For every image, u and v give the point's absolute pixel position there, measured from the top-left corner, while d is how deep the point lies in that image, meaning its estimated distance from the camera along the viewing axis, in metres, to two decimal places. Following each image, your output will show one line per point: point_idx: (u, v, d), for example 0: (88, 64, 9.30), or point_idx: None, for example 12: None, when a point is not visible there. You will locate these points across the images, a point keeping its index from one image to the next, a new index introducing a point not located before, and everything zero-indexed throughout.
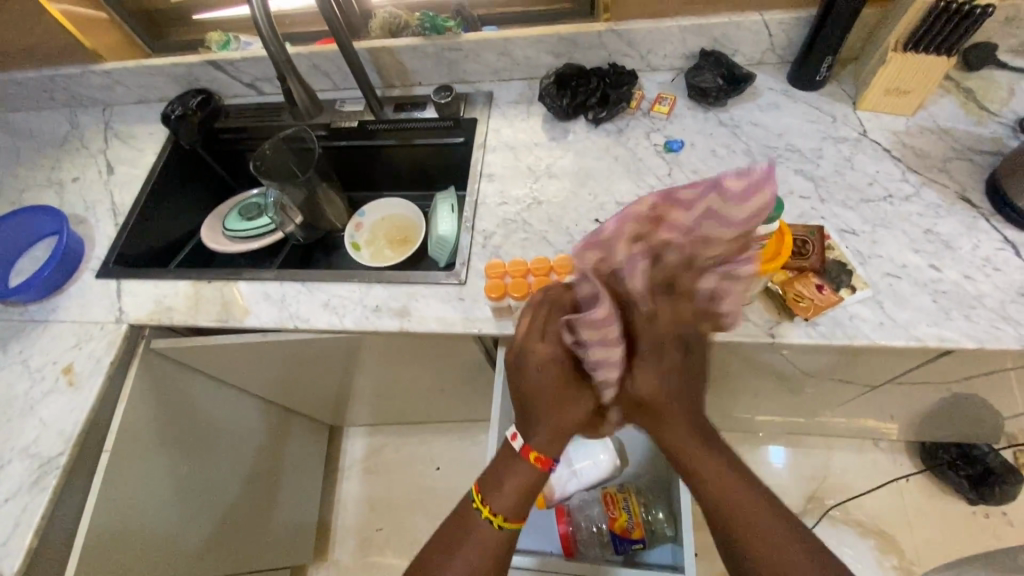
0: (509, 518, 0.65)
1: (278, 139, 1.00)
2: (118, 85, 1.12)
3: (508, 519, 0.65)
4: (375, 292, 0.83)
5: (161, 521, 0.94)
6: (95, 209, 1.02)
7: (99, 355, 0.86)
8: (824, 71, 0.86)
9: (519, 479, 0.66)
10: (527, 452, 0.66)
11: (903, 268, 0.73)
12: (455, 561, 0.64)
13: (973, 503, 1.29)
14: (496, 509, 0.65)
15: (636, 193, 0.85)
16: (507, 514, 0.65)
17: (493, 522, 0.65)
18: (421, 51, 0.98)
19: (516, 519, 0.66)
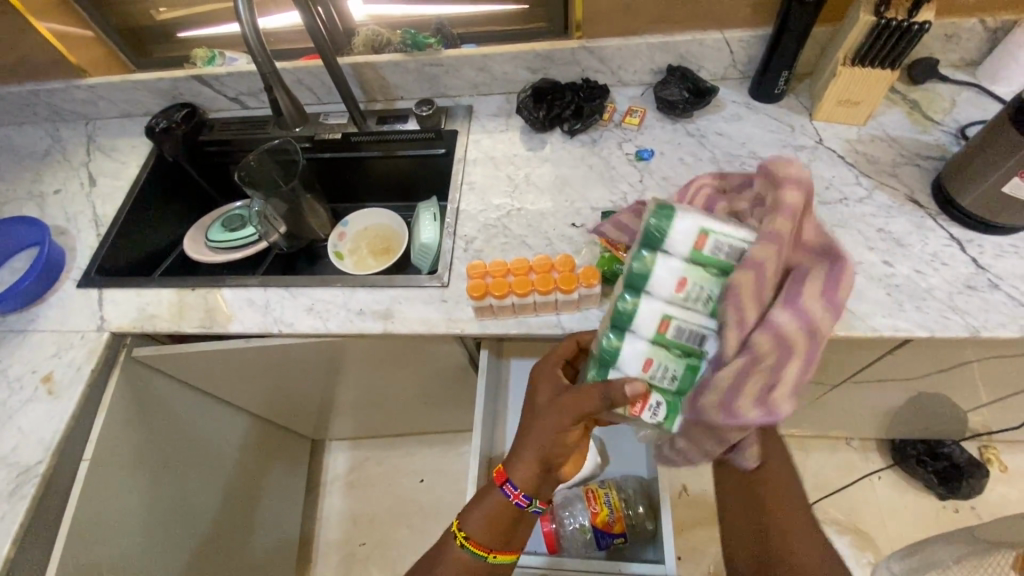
0: (468, 539, 0.68)
1: (263, 150, 1.03)
2: (101, 100, 1.14)
3: (467, 537, 0.68)
4: (360, 296, 0.85)
5: (143, 531, 0.93)
6: (77, 220, 1.02)
7: (79, 363, 0.86)
8: (782, 84, 0.92)
9: (486, 496, 0.69)
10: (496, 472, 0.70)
11: (859, 264, 0.77)
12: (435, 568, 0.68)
13: (942, 498, 1.34)
14: (462, 525, 0.69)
15: (610, 198, 0.89)
16: (465, 527, 0.68)
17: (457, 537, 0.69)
18: (402, 66, 1.02)
19: (473, 540, 0.67)
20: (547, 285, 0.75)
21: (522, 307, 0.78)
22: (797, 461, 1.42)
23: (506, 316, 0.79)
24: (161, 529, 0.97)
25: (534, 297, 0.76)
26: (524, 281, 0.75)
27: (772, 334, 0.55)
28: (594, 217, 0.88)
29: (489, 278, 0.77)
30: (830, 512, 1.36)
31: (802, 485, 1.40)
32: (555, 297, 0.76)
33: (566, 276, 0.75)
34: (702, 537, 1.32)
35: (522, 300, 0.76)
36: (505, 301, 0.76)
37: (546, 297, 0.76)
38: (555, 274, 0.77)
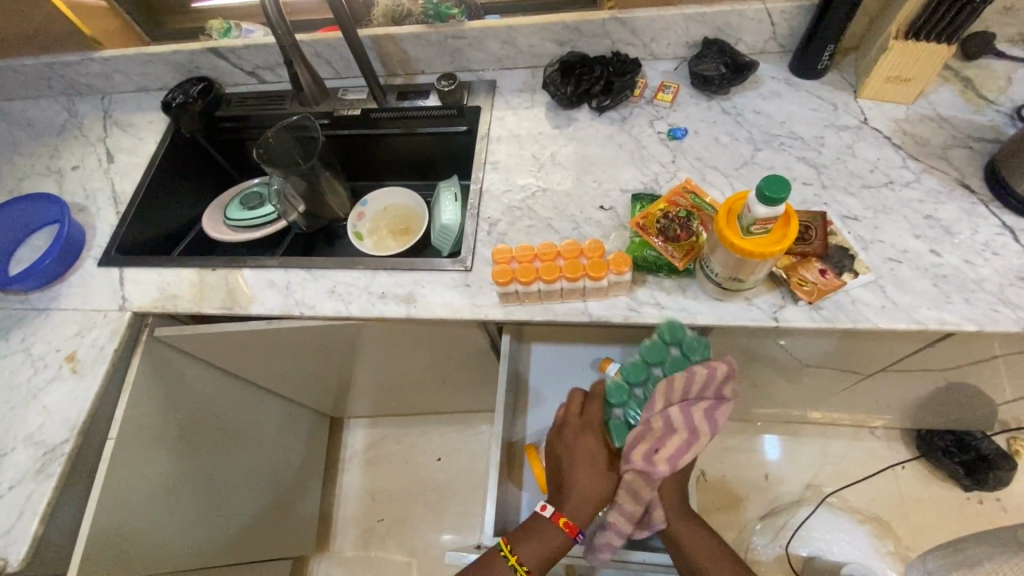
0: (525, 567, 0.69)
1: (281, 126, 1.00)
2: (117, 73, 1.11)
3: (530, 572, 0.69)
4: (381, 279, 0.83)
5: (168, 507, 0.95)
6: (96, 198, 1.01)
7: (102, 343, 0.86)
8: (826, 59, 0.87)
9: (548, 540, 0.71)
10: (557, 517, 0.71)
11: (905, 253, 0.74)
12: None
13: (967, 490, 1.32)
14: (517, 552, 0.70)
15: (640, 179, 0.86)
16: (532, 565, 0.70)
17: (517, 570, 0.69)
18: (423, 39, 0.98)
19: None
20: (576, 272, 0.72)
21: (548, 293, 0.75)
22: (818, 448, 1.41)
23: (532, 301, 0.77)
24: (185, 505, 0.99)
25: (562, 284, 0.74)
26: (552, 266, 0.73)
27: (674, 418, 0.69)
28: (623, 200, 0.84)
29: (515, 264, 0.74)
30: (850, 500, 1.34)
31: (822, 473, 1.38)
32: (584, 283, 0.73)
33: (596, 261, 0.72)
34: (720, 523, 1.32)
35: (550, 287, 0.74)
36: (533, 289, 0.74)
37: (575, 283, 0.73)
38: (585, 259, 0.74)
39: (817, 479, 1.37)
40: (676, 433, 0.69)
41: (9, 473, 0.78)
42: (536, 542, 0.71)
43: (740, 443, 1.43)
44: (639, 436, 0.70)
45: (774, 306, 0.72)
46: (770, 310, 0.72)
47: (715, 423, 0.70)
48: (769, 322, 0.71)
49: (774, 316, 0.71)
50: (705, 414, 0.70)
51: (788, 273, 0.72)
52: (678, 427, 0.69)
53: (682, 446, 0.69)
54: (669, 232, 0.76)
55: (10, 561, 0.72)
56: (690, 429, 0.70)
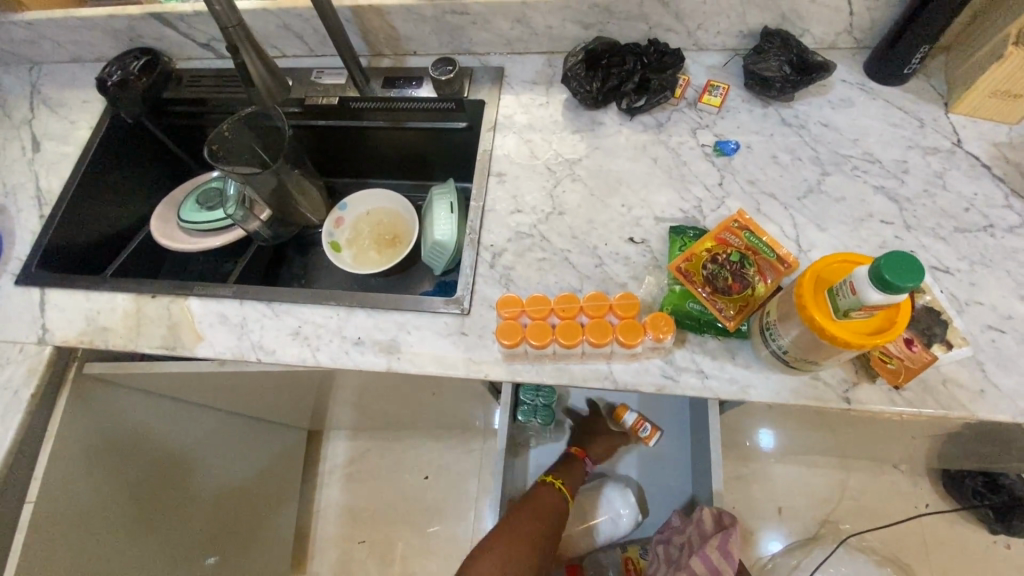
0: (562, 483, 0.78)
1: (238, 117, 0.81)
2: (44, 40, 0.92)
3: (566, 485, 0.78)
4: (358, 320, 0.68)
5: (112, 532, 0.83)
6: (16, 196, 0.84)
7: (16, 386, 0.70)
8: (916, 63, 0.70)
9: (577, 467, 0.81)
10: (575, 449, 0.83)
11: (1008, 320, 0.59)
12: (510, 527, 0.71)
13: (995, 533, 1.22)
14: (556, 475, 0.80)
15: (679, 205, 0.70)
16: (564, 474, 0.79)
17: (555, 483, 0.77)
18: (417, 13, 0.79)
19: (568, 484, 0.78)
20: (603, 336, 0.58)
21: (564, 355, 0.61)
22: (836, 482, 1.30)
23: (544, 363, 0.63)
24: (136, 527, 0.87)
25: (585, 347, 0.60)
26: (574, 326, 0.59)
27: (692, 570, 0.65)
28: (657, 231, 0.69)
29: (528, 320, 0.61)
30: (868, 541, 1.24)
31: (839, 509, 1.28)
32: (612, 346, 0.59)
33: (629, 323, 0.58)
34: None
35: (569, 350, 0.60)
36: (548, 352, 0.61)
37: (600, 348, 0.59)
38: (614, 317, 0.60)
39: (834, 515, 1.27)
40: None
41: None
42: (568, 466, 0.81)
43: (751, 473, 1.32)
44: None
45: (846, 384, 0.58)
46: (841, 389, 0.58)
47: (733, 559, 0.63)
48: (839, 405, 0.57)
49: (845, 397, 0.57)
50: (724, 555, 0.64)
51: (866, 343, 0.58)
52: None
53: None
54: (718, 282, 0.61)
55: None
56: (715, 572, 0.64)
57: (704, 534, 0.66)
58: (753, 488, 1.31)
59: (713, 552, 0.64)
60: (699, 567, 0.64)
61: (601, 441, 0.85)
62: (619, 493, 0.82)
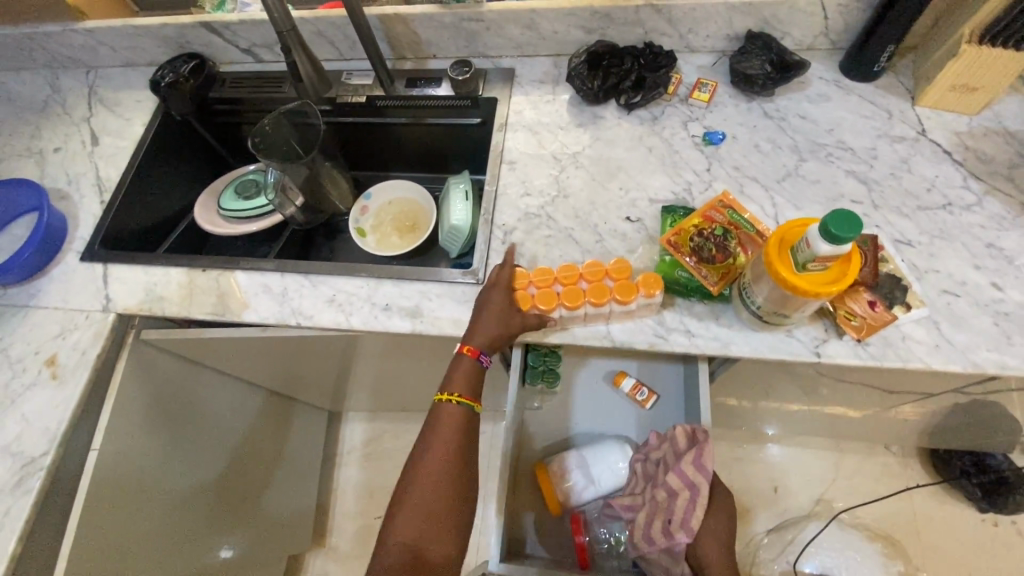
0: (462, 395, 0.68)
1: (278, 113, 0.91)
2: (102, 46, 1.02)
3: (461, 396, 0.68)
4: (385, 289, 0.77)
5: (151, 500, 0.90)
6: (79, 183, 0.94)
7: (84, 347, 0.80)
8: (884, 61, 0.78)
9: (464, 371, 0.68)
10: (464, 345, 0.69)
11: (963, 285, 0.67)
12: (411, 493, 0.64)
13: (983, 511, 1.28)
14: (450, 387, 0.68)
15: (671, 189, 0.78)
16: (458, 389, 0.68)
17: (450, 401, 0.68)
18: (437, 20, 0.89)
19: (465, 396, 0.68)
20: (602, 297, 0.66)
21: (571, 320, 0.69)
22: (831, 463, 1.36)
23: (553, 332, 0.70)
24: (171, 495, 0.94)
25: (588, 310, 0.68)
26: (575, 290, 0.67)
27: (669, 485, 0.69)
28: (652, 211, 0.77)
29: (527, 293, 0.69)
30: (861, 518, 1.30)
31: (833, 488, 1.34)
32: (610, 305, 0.67)
33: (623, 283, 0.67)
34: None
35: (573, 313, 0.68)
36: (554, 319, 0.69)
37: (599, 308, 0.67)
38: (609, 280, 0.68)
39: (828, 493, 1.33)
40: (677, 494, 0.68)
41: None
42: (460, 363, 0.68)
43: (747, 454, 1.39)
44: (649, 514, 0.69)
45: (816, 340, 0.66)
46: (812, 345, 0.66)
47: (706, 469, 0.67)
48: (810, 358, 0.65)
49: (815, 351, 0.65)
50: (699, 467, 0.67)
51: (834, 304, 0.66)
52: (678, 490, 0.68)
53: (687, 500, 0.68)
54: (704, 252, 0.68)
55: None
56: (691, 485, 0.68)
57: (679, 449, 0.71)
58: (750, 467, 1.37)
59: (689, 465, 0.68)
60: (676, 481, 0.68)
61: (482, 331, 0.67)
62: (617, 447, 0.84)
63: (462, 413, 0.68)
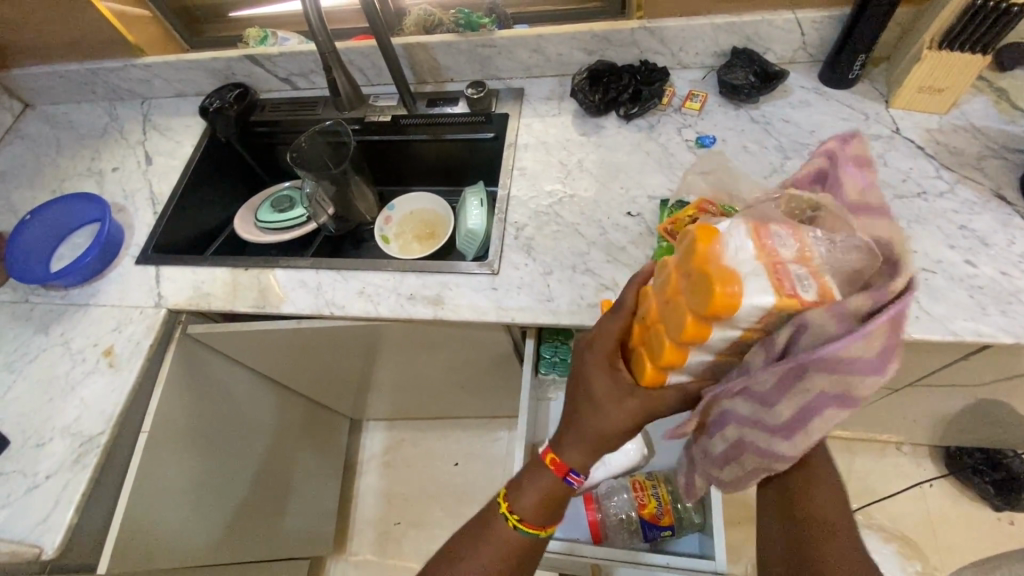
0: (522, 522, 0.62)
1: (313, 132, 1.03)
2: (157, 79, 1.15)
3: (523, 522, 0.62)
4: (409, 281, 0.85)
5: (185, 501, 0.94)
6: (134, 198, 1.05)
7: (138, 338, 0.88)
8: (858, 69, 0.87)
9: (544, 486, 0.62)
10: (545, 454, 0.63)
11: (939, 263, 0.73)
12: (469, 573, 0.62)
13: (999, 510, 1.28)
14: (513, 509, 0.63)
15: (667, 187, 0.86)
16: (523, 516, 0.62)
17: (508, 519, 0.63)
18: (454, 47, 1.00)
19: (534, 524, 0.63)
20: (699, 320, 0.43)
21: (733, 342, 0.46)
22: (843, 464, 1.37)
23: (773, 256, 0.42)
24: (204, 498, 0.99)
25: (742, 251, 0.42)
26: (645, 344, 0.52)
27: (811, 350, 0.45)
28: (650, 207, 0.85)
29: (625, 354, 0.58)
30: (876, 518, 1.31)
31: (847, 489, 1.35)
32: (708, 355, 0.48)
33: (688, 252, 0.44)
34: (741, 536, 1.30)
35: (750, 284, 0.40)
36: (758, 298, 0.40)
37: (709, 354, 0.47)
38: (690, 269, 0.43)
39: None
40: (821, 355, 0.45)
41: (48, 462, 0.80)
42: (528, 496, 0.62)
43: None
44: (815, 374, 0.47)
45: None
46: None
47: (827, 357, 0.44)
48: None
49: None
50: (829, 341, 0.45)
51: None
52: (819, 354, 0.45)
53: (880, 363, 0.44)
54: None
55: (47, 549, 0.74)
56: (895, 337, 0.44)
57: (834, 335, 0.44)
58: None
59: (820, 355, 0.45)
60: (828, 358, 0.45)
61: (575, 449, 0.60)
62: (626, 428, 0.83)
63: (526, 539, 0.63)
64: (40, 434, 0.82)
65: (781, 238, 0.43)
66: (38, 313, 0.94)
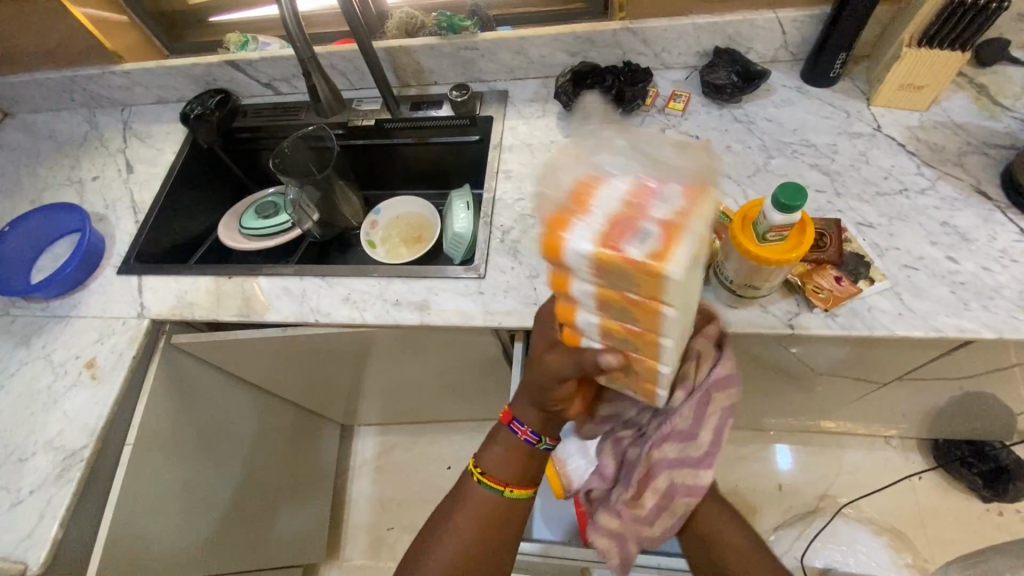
0: (484, 474, 0.72)
1: (296, 137, 1.02)
2: (136, 86, 1.14)
3: (484, 475, 0.72)
4: (395, 287, 0.84)
5: (174, 511, 0.93)
6: (116, 207, 1.03)
7: (121, 350, 0.87)
8: (839, 67, 0.87)
9: (505, 446, 0.73)
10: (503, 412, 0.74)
11: (921, 260, 0.73)
12: (445, 527, 0.70)
13: (987, 501, 1.29)
14: (479, 463, 0.73)
15: None
16: (486, 469, 0.72)
17: (474, 476, 0.73)
18: (437, 50, 0.99)
19: (494, 479, 0.71)
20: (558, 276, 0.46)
21: (599, 301, 0.46)
22: (833, 459, 1.38)
23: (642, 215, 0.42)
24: (193, 509, 0.98)
25: (607, 202, 0.43)
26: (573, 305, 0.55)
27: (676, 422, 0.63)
28: None
29: None
30: (866, 512, 1.32)
31: (838, 483, 1.36)
32: (592, 318, 0.48)
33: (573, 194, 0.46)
34: None
35: (578, 227, 0.42)
36: (579, 243, 0.42)
37: (590, 315, 0.48)
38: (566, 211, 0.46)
39: (833, 489, 1.35)
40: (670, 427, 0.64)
41: (30, 477, 0.79)
42: (492, 449, 0.73)
43: (750, 453, 1.41)
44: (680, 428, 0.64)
45: (789, 314, 0.72)
46: (785, 318, 0.72)
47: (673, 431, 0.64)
48: (784, 329, 0.71)
49: (789, 323, 0.71)
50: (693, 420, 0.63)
51: (803, 279, 0.72)
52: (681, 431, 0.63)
53: (692, 428, 0.62)
54: None
55: (31, 566, 0.73)
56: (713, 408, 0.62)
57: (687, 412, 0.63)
58: (753, 467, 1.40)
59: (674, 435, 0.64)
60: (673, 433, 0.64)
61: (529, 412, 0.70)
62: None
63: (492, 498, 0.71)
64: (22, 449, 0.81)
65: (662, 202, 0.43)
66: (18, 326, 0.92)
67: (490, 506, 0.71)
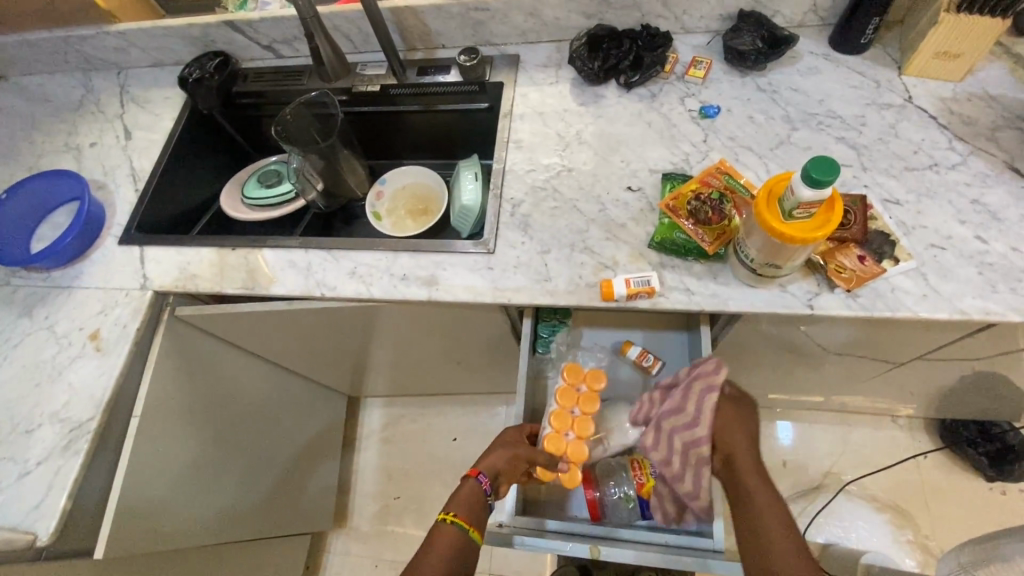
0: (457, 515, 0.70)
1: (299, 103, 0.98)
2: (132, 48, 1.09)
3: (457, 516, 0.70)
4: (402, 261, 0.82)
5: (183, 481, 0.94)
6: (114, 175, 1.00)
7: (125, 322, 0.86)
8: (870, 33, 0.82)
9: (473, 488, 0.72)
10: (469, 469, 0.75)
11: (949, 239, 0.71)
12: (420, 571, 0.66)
13: (991, 480, 1.29)
14: (448, 507, 0.71)
15: (669, 160, 0.83)
16: (457, 510, 0.70)
17: (446, 521, 0.70)
18: (445, 11, 0.94)
19: (466, 518, 0.70)
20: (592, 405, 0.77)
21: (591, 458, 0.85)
22: (838, 436, 1.38)
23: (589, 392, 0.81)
24: (201, 479, 0.98)
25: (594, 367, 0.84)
26: (559, 412, 0.76)
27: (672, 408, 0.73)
28: (652, 180, 0.82)
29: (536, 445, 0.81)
30: (869, 489, 1.32)
31: (842, 460, 1.36)
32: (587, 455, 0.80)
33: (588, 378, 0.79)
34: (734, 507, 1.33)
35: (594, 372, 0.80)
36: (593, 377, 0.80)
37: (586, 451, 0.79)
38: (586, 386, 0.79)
39: (837, 466, 1.35)
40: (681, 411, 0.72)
41: (38, 448, 0.79)
42: (461, 488, 0.72)
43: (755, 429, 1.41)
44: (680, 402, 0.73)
45: (809, 294, 0.70)
46: (806, 298, 0.70)
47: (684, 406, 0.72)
48: (804, 310, 0.69)
49: (809, 304, 0.69)
50: (683, 397, 0.72)
51: (825, 258, 0.70)
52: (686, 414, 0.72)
53: (683, 403, 0.72)
54: (700, 214, 0.74)
55: (42, 535, 0.73)
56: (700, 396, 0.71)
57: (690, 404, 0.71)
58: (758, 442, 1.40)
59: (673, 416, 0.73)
60: (676, 412, 0.73)
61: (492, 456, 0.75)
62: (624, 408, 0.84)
63: (461, 538, 0.69)
64: (29, 420, 0.81)
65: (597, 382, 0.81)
66: (20, 296, 0.91)
67: (461, 545, 0.69)
